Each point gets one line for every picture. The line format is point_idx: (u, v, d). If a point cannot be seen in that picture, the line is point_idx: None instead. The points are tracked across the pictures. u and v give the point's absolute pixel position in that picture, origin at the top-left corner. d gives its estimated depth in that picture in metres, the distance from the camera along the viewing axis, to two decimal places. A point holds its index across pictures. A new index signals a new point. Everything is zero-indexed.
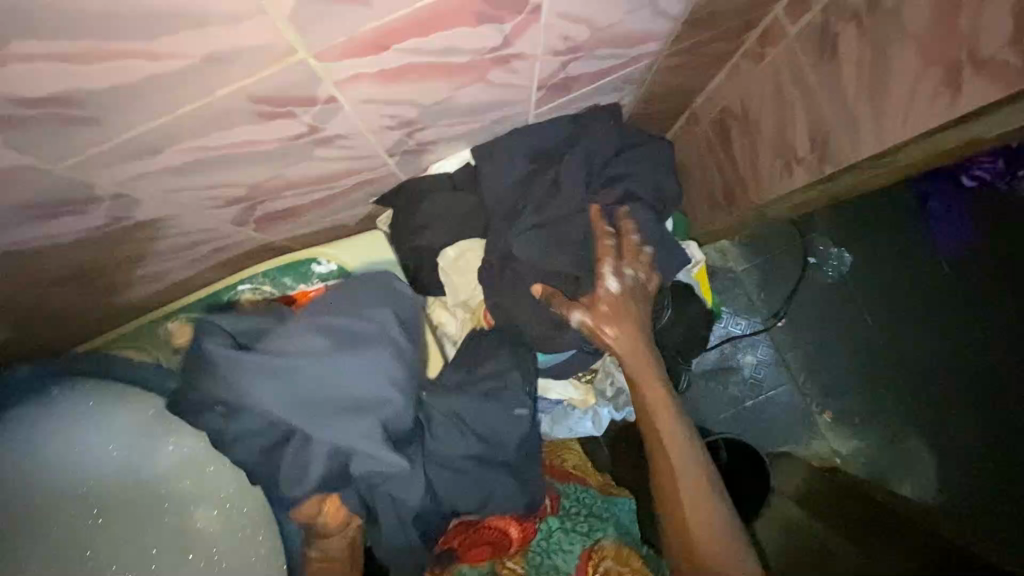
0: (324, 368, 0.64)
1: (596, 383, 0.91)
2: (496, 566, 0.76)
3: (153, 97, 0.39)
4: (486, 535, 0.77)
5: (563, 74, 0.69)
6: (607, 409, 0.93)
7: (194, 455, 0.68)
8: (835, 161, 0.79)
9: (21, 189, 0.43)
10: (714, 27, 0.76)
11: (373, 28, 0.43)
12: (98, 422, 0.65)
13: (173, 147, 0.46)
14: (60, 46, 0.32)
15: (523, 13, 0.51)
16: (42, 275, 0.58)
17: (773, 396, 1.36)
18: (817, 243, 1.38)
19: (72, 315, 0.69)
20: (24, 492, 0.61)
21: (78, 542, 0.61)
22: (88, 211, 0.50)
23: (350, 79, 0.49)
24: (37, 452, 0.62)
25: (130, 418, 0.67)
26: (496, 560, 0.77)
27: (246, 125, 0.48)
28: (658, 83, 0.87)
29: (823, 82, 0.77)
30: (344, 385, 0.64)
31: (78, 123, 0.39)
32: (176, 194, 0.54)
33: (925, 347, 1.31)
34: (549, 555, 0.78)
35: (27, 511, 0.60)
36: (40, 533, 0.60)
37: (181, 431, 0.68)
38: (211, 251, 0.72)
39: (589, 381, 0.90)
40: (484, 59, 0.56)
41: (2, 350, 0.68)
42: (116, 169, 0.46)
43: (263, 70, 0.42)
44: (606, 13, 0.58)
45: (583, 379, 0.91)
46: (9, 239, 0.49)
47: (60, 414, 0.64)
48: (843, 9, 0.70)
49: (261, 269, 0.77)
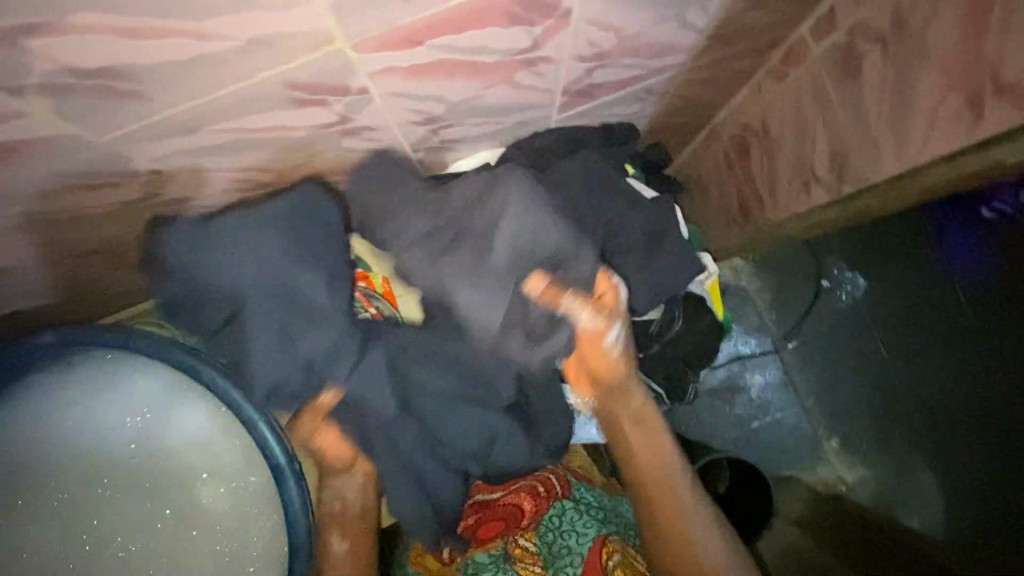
0: (259, 237, 0.60)
1: None
2: (509, 547, 0.77)
3: (195, 76, 0.41)
4: (500, 511, 0.80)
5: (587, 81, 0.70)
6: None
7: (199, 432, 0.68)
8: (855, 180, 0.80)
9: (64, 158, 0.45)
10: (738, 43, 0.77)
11: (408, 23, 0.45)
12: (111, 393, 0.66)
13: (209, 128, 0.48)
14: (114, 21, 0.34)
15: (553, 17, 0.52)
16: (73, 246, 0.60)
17: (780, 418, 1.37)
18: (832, 267, 1.37)
19: (97, 287, 0.71)
20: (40, 456, 0.64)
21: (94, 508, 0.65)
22: (124, 185, 0.52)
23: (383, 72, 0.51)
24: (54, 420, 0.64)
25: (139, 390, 0.67)
26: (507, 541, 0.78)
27: (279, 111, 0.50)
28: (680, 96, 0.88)
29: (845, 102, 0.78)
30: (281, 265, 0.60)
31: (123, 97, 0.40)
32: (207, 175, 0.56)
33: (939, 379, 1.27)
34: (563, 534, 0.77)
35: (44, 475, 0.64)
36: (58, 497, 0.64)
37: (189, 407, 0.68)
38: None
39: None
40: (512, 60, 0.57)
41: (28, 317, 0.70)
42: (153, 145, 0.48)
43: (301, 57, 0.43)
44: (633, 22, 0.59)
45: None
46: (46, 207, 0.51)
47: (74, 384, 0.65)
48: (868, 31, 0.71)
49: None
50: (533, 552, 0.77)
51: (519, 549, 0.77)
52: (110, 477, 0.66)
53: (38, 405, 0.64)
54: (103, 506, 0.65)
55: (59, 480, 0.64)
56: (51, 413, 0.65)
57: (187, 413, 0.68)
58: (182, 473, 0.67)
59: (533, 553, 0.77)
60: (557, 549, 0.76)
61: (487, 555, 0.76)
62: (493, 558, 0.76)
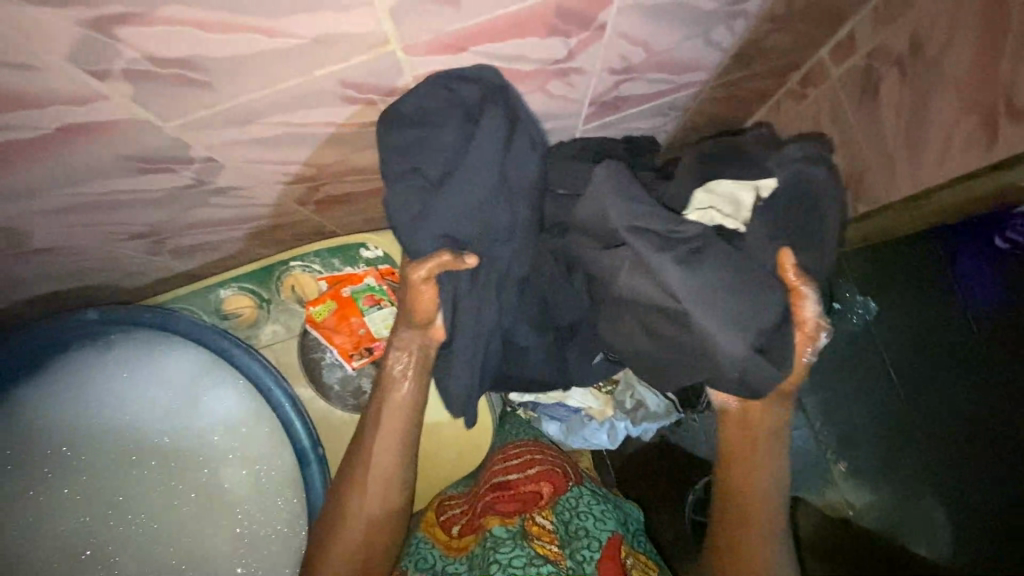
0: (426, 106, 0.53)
1: (616, 395, 0.93)
2: (525, 523, 0.82)
3: (260, 69, 0.44)
4: (522, 493, 0.85)
5: (614, 93, 0.73)
6: (624, 423, 0.95)
7: (228, 414, 0.71)
8: (869, 200, 0.82)
9: (129, 142, 0.48)
10: (761, 62, 0.80)
11: (457, 29, 0.48)
12: (146, 374, 0.69)
13: (263, 120, 0.51)
14: (198, 15, 0.37)
15: (588, 30, 0.56)
16: (121, 229, 0.63)
17: (789, 438, 1.35)
18: (843, 289, 1.34)
19: (136, 271, 0.74)
20: (76, 430, 0.66)
21: (121, 483, 0.67)
22: (178, 171, 0.55)
23: (428, 75, 0.54)
24: (91, 396, 0.67)
25: (174, 372, 0.70)
26: (526, 517, 0.83)
27: (330, 106, 0.53)
28: (701, 112, 0.91)
29: (863, 123, 0.80)
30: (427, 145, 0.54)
31: (193, 85, 0.44)
32: (254, 166, 0.59)
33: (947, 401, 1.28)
34: (581, 515, 0.83)
35: (77, 449, 0.66)
36: (88, 470, 0.66)
37: (218, 390, 0.71)
38: (268, 227, 0.76)
39: (610, 393, 0.92)
40: (547, 70, 0.61)
41: (69, 295, 0.74)
42: (211, 134, 0.51)
43: (358, 57, 0.47)
44: (662, 38, 0.63)
45: (604, 390, 0.93)
46: (104, 188, 0.54)
47: (114, 364, 0.69)
48: (888, 55, 0.73)
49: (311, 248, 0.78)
50: (549, 529, 0.82)
51: (535, 527, 0.82)
52: (137, 454, 0.68)
53: (76, 382, 0.67)
54: (128, 483, 0.67)
55: (86, 454, 0.66)
56: (85, 390, 0.68)
57: (218, 396, 0.71)
58: (207, 454, 0.69)
59: (550, 531, 0.82)
60: (573, 529, 0.81)
61: (504, 529, 0.80)
62: (511, 533, 0.80)
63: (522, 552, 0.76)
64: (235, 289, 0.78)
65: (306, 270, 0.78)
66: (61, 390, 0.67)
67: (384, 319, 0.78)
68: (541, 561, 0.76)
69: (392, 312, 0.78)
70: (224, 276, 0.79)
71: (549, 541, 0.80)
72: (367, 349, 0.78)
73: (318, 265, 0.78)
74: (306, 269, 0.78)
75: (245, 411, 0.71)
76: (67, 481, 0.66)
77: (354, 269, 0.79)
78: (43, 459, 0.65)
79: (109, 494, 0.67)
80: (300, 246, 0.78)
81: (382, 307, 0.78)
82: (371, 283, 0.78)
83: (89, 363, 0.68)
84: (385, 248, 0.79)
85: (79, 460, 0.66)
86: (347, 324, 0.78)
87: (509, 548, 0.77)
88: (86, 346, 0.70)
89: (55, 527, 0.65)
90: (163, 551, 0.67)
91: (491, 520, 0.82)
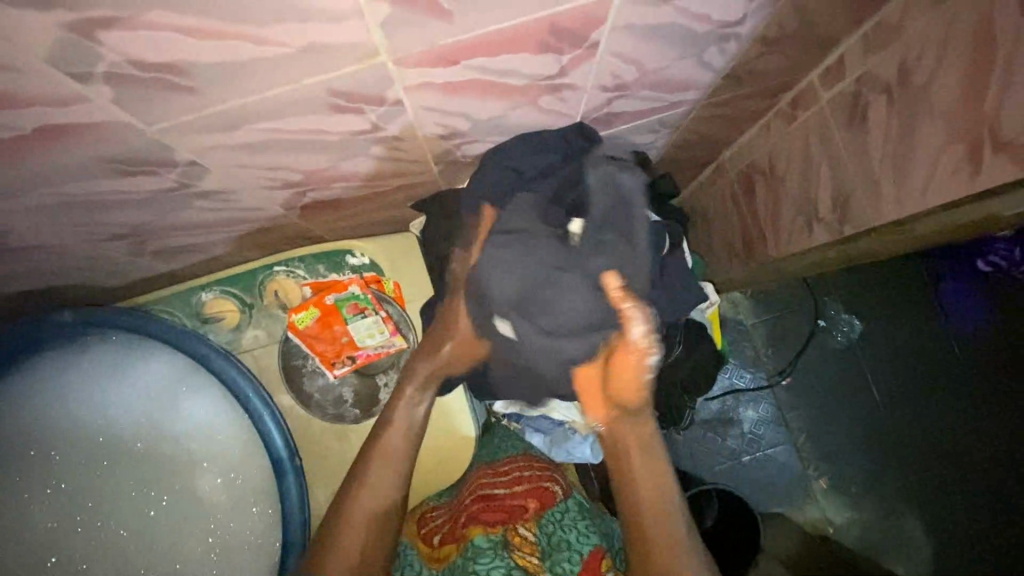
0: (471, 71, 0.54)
1: None
2: (507, 535, 0.83)
3: (247, 75, 0.44)
4: (507, 505, 0.85)
5: (607, 109, 0.74)
6: None
7: (207, 419, 0.70)
8: (855, 223, 0.83)
9: (111, 143, 0.47)
10: (752, 83, 0.81)
11: (449, 43, 0.48)
12: (124, 376, 0.68)
13: (249, 125, 0.51)
14: (184, 21, 0.37)
15: (582, 47, 0.56)
16: (101, 229, 0.62)
17: (772, 454, 1.35)
18: (829, 306, 1.38)
19: (115, 270, 0.73)
20: (50, 433, 0.65)
21: (95, 488, 0.65)
22: (162, 173, 0.54)
23: (419, 86, 0.54)
24: (67, 397, 0.66)
25: (154, 374, 0.69)
26: (507, 529, 0.83)
27: (319, 114, 0.52)
28: (693, 129, 0.92)
29: (851, 147, 0.81)
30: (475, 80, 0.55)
31: (177, 90, 0.43)
32: (240, 170, 0.59)
33: (928, 417, 1.31)
34: (566, 529, 0.86)
35: (50, 453, 0.65)
36: (61, 474, 0.65)
37: (199, 394, 0.70)
38: (254, 231, 0.76)
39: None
40: (539, 84, 0.61)
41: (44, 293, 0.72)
42: (196, 138, 0.50)
43: (348, 66, 0.46)
44: (656, 57, 0.63)
45: None
46: (84, 189, 0.53)
47: (93, 364, 0.68)
48: (876, 81, 0.74)
49: (298, 253, 0.79)
50: (530, 542, 0.82)
51: (517, 538, 0.82)
52: (107, 460, 0.66)
53: (54, 382, 0.66)
54: (97, 489, 0.65)
55: (54, 460, 0.65)
56: (56, 393, 0.66)
57: (196, 402, 0.70)
58: (181, 461, 0.68)
59: (530, 543, 0.82)
60: (557, 542, 0.84)
61: (485, 539, 0.80)
62: (492, 544, 0.80)
63: (502, 563, 0.78)
64: (218, 293, 0.78)
65: (291, 274, 0.78)
66: (37, 391, 0.66)
67: (368, 328, 0.77)
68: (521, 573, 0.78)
69: (377, 321, 0.78)
70: (209, 279, 0.78)
71: (529, 552, 0.81)
72: (350, 357, 0.77)
73: (303, 271, 0.78)
74: (291, 274, 0.78)
75: (222, 418, 0.70)
76: (38, 485, 0.64)
77: (340, 276, 0.79)
78: (15, 462, 0.64)
79: (81, 498, 0.65)
80: (291, 251, 0.78)
81: (367, 315, 0.78)
82: (359, 291, 0.78)
83: (65, 364, 0.67)
84: (372, 256, 0.80)
85: (50, 464, 0.65)
86: (330, 331, 0.77)
87: (488, 559, 0.79)
88: (64, 346, 0.68)
89: (16, 536, 0.63)
90: (135, 559, 0.66)
91: (474, 529, 0.82)
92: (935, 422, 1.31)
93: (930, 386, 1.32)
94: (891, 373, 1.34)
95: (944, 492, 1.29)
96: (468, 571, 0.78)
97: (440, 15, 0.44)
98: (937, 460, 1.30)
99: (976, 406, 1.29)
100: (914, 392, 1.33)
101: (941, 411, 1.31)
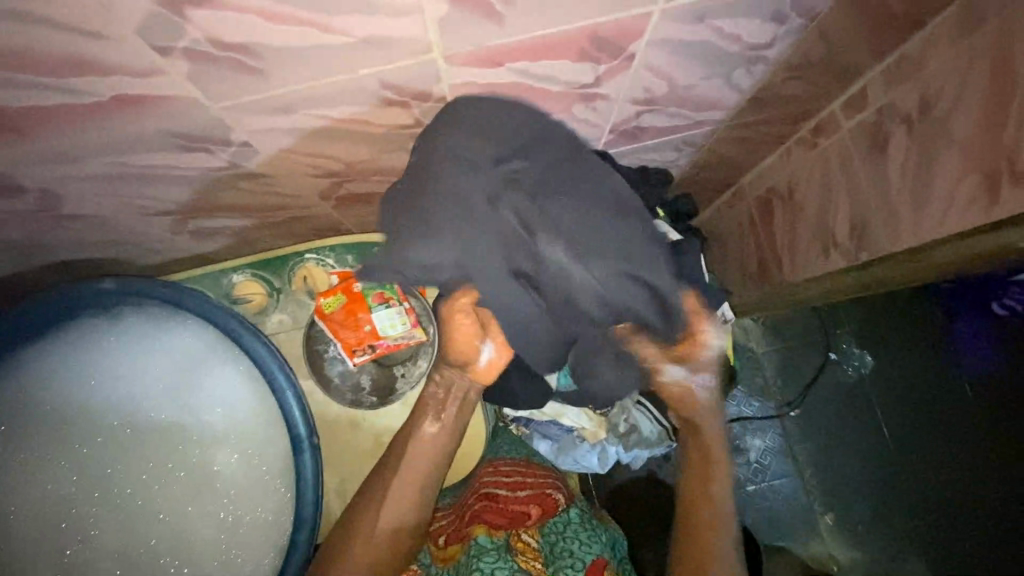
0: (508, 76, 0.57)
1: (609, 418, 0.94)
2: (511, 539, 0.82)
3: (310, 62, 0.47)
4: (511, 508, 0.85)
5: (635, 123, 0.77)
6: (615, 447, 0.96)
7: (229, 394, 0.71)
8: (871, 249, 0.85)
9: (175, 118, 0.50)
10: (776, 108, 0.84)
11: (496, 44, 0.51)
12: (155, 347, 0.70)
13: (303, 110, 0.54)
14: (262, 5, 0.40)
15: (618, 59, 0.59)
16: (149, 203, 0.65)
17: (777, 485, 1.34)
18: (841, 339, 1.38)
19: (155, 246, 0.76)
20: (83, 396, 0.68)
21: (119, 453, 0.68)
22: (216, 152, 0.58)
23: (462, 85, 0.57)
24: (101, 363, 0.69)
25: (183, 347, 0.71)
26: (511, 534, 0.83)
27: (368, 105, 0.55)
28: (716, 150, 0.95)
29: (869, 175, 0.83)
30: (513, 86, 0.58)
31: (245, 70, 0.46)
32: (287, 155, 0.62)
33: (929, 447, 1.30)
34: (567, 539, 0.84)
35: (81, 416, 0.67)
36: (88, 437, 0.67)
37: (224, 369, 0.71)
38: (289, 218, 0.79)
39: (605, 417, 0.93)
40: (574, 92, 0.64)
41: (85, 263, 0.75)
42: (252, 119, 0.53)
43: (402, 60, 0.49)
44: (686, 74, 0.66)
45: (598, 412, 0.94)
46: (143, 161, 0.56)
47: (126, 333, 0.70)
48: (897, 112, 0.77)
49: (328, 243, 0.81)
50: (534, 549, 0.83)
51: (520, 543, 0.82)
52: (130, 428, 0.68)
53: (90, 348, 0.69)
54: (119, 456, 0.68)
55: (81, 422, 0.67)
56: (88, 358, 0.69)
57: (220, 377, 0.71)
58: (200, 434, 0.69)
59: (535, 549, 0.83)
60: (559, 551, 0.83)
61: (489, 539, 0.80)
62: (495, 544, 0.80)
63: (505, 565, 0.77)
64: (248, 275, 0.80)
65: (320, 263, 0.81)
66: (74, 355, 0.69)
67: (389, 318, 0.78)
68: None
69: (399, 311, 0.79)
70: (240, 262, 0.81)
71: (534, 558, 0.82)
72: (370, 346, 0.78)
73: (332, 260, 0.81)
74: (319, 263, 0.81)
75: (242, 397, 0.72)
76: (67, 445, 0.67)
77: None
78: (49, 421, 0.67)
79: (104, 462, 0.67)
80: (320, 242, 0.81)
81: (390, 305, 0.79)
82: (385, 280, 0.80)
83: (101, 331, 0.70)
84: None
85: (80, 426, 0.67)
86: (353, 318, 0.78)
87: (493, 559, 0.78)
88: (99, 314, 0.71)
89: (39, 495, 0.66)
90: (149, 526, 0.68)
91: (477, 527, 0.82)
92: (936, 454, 1.29)
93: (930, 416, 1.31)
94: (897, 404, 1.33)
95: (943, 525, 1.27)
96: (470, 569, 0.77)
97: (492, 18, 0.47)
98: (937, 491, 1.28)
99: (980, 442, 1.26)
100: (915, 423, 1.32)
101: (943, 442, 1.29)
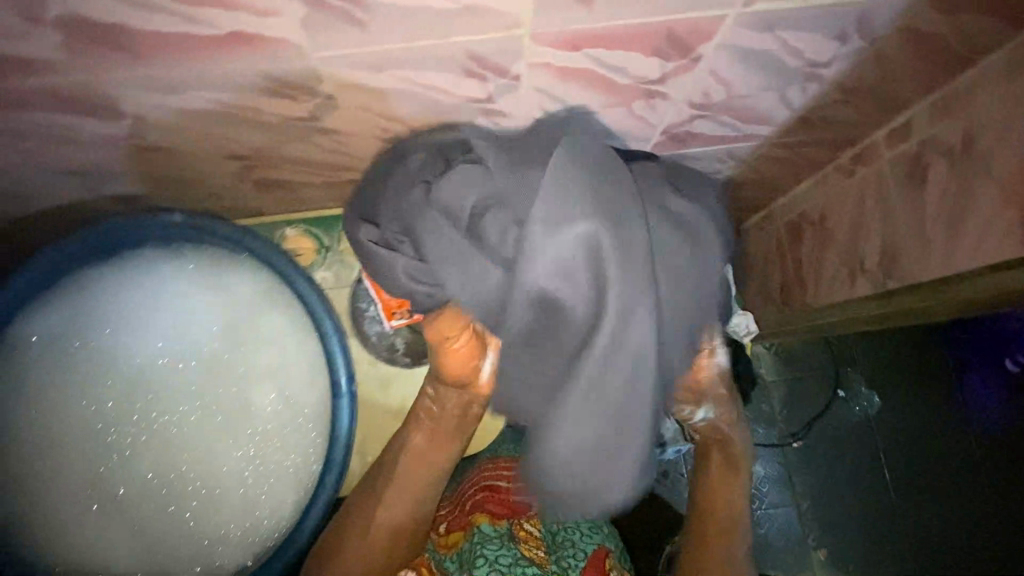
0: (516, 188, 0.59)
1: None
2: (513, 527, 0.85)
3: (410, 23, 0.51)
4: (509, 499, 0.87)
5: (687, 127, 0.80)
6: None
7: (276, 339, 0.74)
8: (900, 276, 0.87)
9: (276, 61, 0.54)
10: (821, 130, 0.87)
11: (579, 29, 0.55)
12: (213, 283, 0.73)
13: (390, 70, 0.58)
14: None
15: (686, 59, 0.62)
16: (225, 145, 0.69)
17: (773, 514, 1.32)
18: (852, 379, 1.37)
19: (217, 189, 0.80)
20: (140, 321, 0.71)
21: (167, 380, 0.71)
22: (300, 101, 0.61)
23: (539, 65, 0.60)
24: (162, 292, 0.72)
25: (240, 287, 0.74)
26: (513, 522, 0.86)
27: (450, 73, 0.59)
28: (756, 165, 0.98)
29: (905, 205, 0.86)
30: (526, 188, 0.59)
31: (351, 23, 0.50)
32: (362, 114, 0.65)
33: (932, 498, 1.33)
34: (567, 529, 0.88)
35: (136, 338, 0.71)
36: (140, 360, 0.71)
37: (273, 313, 0.74)
38: (347, 180, 0.82)
39: None
40: (638, 87, 0.67)
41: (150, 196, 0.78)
42: (343, 72, 0.57)
43: (492, 32, 0.53)
44: (745, 83, 0.70)
45: None
46: (231, 100, 0.60)
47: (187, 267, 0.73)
48: (939, 145, 0.80)
49: None
50: (534, 537, 0.86)
51: (522, 531, 0.86)
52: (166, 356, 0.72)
53: (151, 277, 0.72)
54: (154, 382, 0.71)
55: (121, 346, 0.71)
56: (149, 286, 0.72)
57: (269, 320, 0.74)
58: (245, 371, 0.73)
59: (535, 538, 0.86)
60: (558, 541, 0.87)
61: (492, 528, 0.84)
62: (499, 533, 0.83)
63: (507, 553, 0.81)
64: (299, 230, 0.89)
65: None
66: (135, 281, 0.72)
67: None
68: (526, 563, 0.81)
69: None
70: (293, 216, 0.90)
71: (534, 546, 0.85)
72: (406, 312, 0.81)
73: None
74: None
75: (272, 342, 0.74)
76: (120, 364, 0.70)
77: None
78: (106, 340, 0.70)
79: (153, 385, 0.71)
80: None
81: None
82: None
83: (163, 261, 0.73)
84: None
85: (134, 349, 0.71)
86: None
87: (495, 546, 0.81)
88: (160, 246, 0.73)
89: (84, 410, 0.69)
90: (182, 454, 0.70)
91: (480, 517, 0.85)
92: (938, 505, 1.32)
93: (939, 467, 1.34)
94: (905, 449, 1.34)
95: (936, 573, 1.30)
96: (473, 556, 0.81)
97: (582, 3, 0.51)
98: (935, 540, 1.31)
99: (977, 492, 1.33)
100: (924, 473, 1.34)
101: (944, 495, 1.33)
